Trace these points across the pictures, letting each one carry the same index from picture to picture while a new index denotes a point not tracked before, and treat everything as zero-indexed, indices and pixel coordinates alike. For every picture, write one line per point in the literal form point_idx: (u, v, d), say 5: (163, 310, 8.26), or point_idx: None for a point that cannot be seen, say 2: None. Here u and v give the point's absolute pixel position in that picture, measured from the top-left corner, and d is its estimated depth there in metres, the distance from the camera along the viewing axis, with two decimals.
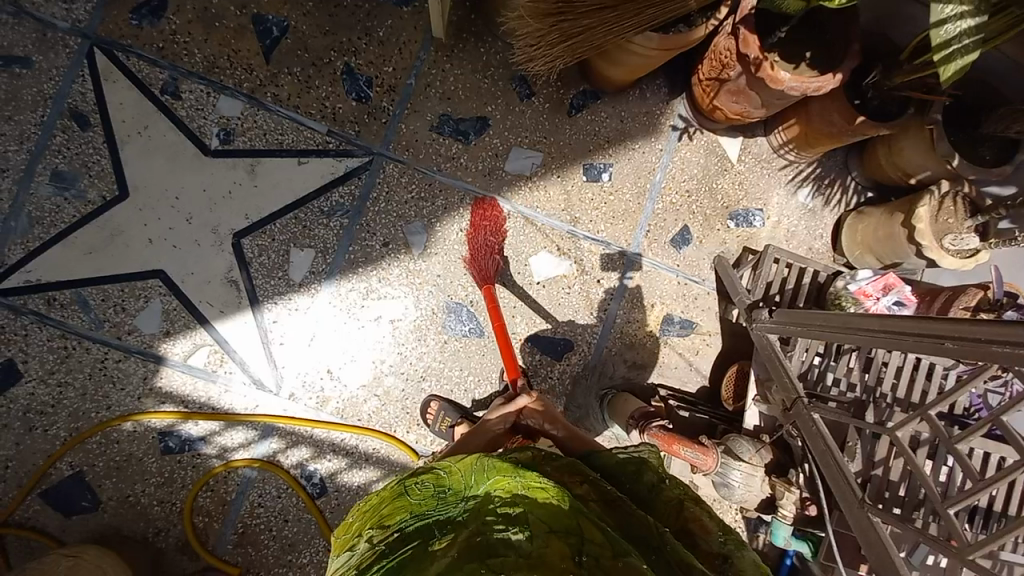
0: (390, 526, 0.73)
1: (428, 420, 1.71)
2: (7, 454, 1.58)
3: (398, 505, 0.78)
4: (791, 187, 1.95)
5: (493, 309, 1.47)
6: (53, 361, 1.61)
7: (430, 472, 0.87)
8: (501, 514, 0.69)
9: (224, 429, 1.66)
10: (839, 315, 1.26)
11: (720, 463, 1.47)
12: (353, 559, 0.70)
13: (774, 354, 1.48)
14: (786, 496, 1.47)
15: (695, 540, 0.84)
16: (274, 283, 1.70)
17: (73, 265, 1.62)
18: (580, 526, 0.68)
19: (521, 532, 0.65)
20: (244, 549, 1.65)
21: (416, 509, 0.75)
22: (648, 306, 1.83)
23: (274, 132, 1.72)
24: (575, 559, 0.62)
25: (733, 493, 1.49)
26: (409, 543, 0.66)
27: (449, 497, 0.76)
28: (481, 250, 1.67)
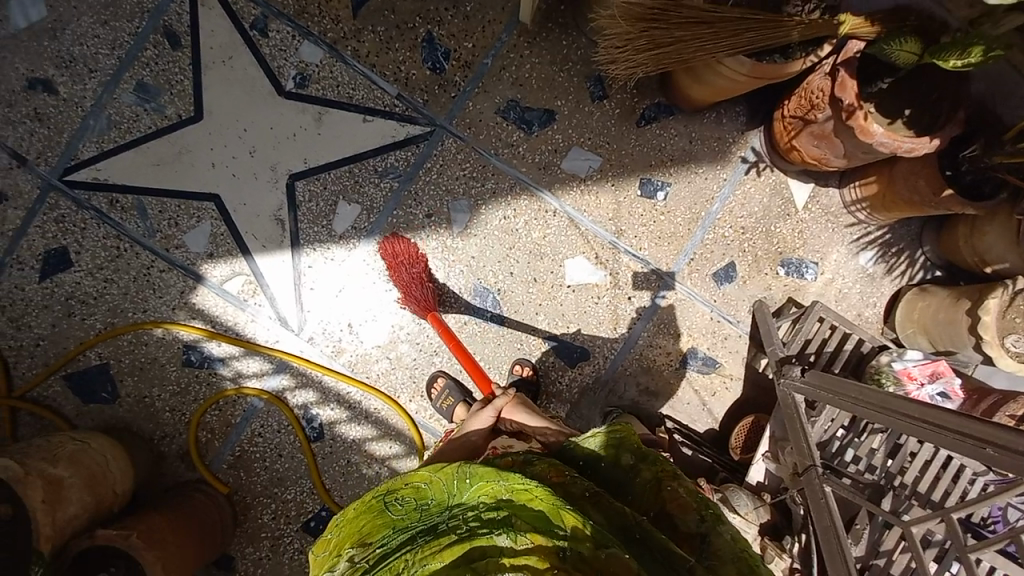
0: (371, 543, 0.74)
1: (432, 395, 1.74)
2: (43, 332, 1.71)
3: (379, 523, 0.79)
4: (854, 247, 1.84)
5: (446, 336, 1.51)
6: (104, 258, 1.72)
7: (411, 484, 0.88)
8: (482, 518, 0.69)
9: (242, 356, 1.74)
10: (877, 392, 1.18)
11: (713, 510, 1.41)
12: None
13: (797, 416, 1.38)
14: (775, 562, 1.41)
15: (673, 523, 0.81)
16: (317, 230, 1.75)
17: (141, 173, 1.72)
18: (564, 518, 0.68)
19: (503, 529, 0.65)
20: (236, 472, 1.73)
21: (398, 525, 0.76)
22: (674, 334, 1.78)
23: (347, 86, 1.76)
24: (558, 552, 0.62)
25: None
26: (389, 557, 0.67)
27: (432, 510, 0.78)
28: (409, 284, 1.60)
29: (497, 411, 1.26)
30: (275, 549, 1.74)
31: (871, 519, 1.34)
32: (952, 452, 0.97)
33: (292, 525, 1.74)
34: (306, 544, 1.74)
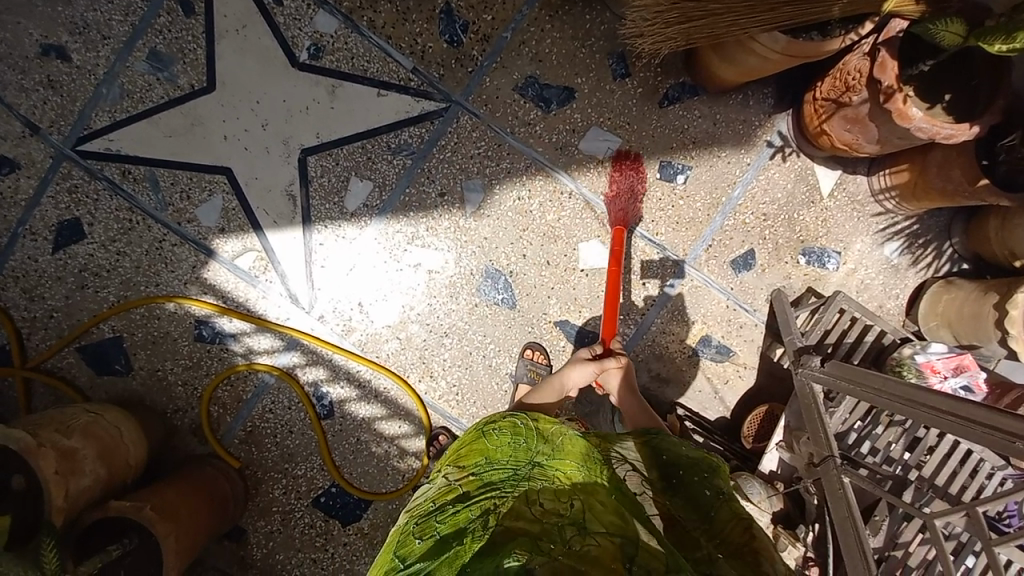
0: (469, 469, 0.86)
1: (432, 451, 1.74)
2: (58, 304, 1.72)
3: (476, 449, 0.92)
4: (878, 237, 1.79)
5: (615, 253, 1.53)
6: (117, 230, 1.72)
7: (510, 423, 0.99)
8: (564, 494, 0.74)
9: (253, 332, 1.74)
10: (904, 383, 1.13)
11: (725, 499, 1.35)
12: (435, 494, 0.84)
13: (815, 406, 1.34)
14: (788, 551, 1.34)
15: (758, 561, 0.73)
16: (328, 207, 1.73)
17: (153, 144, 1.70)
18: (639, 533, 0.69)
19: (574, 519, 0.69)
20: (247, 447, 1.75)
21: (491, 461, 0.86)
22: (689, 322, 1.75)
23: (361, 58, 1.71)
24: (625, 564, 0.61)
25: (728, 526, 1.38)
26: (478, 497, 0.76)
27: (524, 458, 0.86)
28: (624, 193, 1.73)
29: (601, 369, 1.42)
30: (285, 523, 1.76)
31: (891, 511, 1.31)
32: (982, 446, 0.94)
33: (301, 500, 1.76)
34: (316, 519, 1.76)
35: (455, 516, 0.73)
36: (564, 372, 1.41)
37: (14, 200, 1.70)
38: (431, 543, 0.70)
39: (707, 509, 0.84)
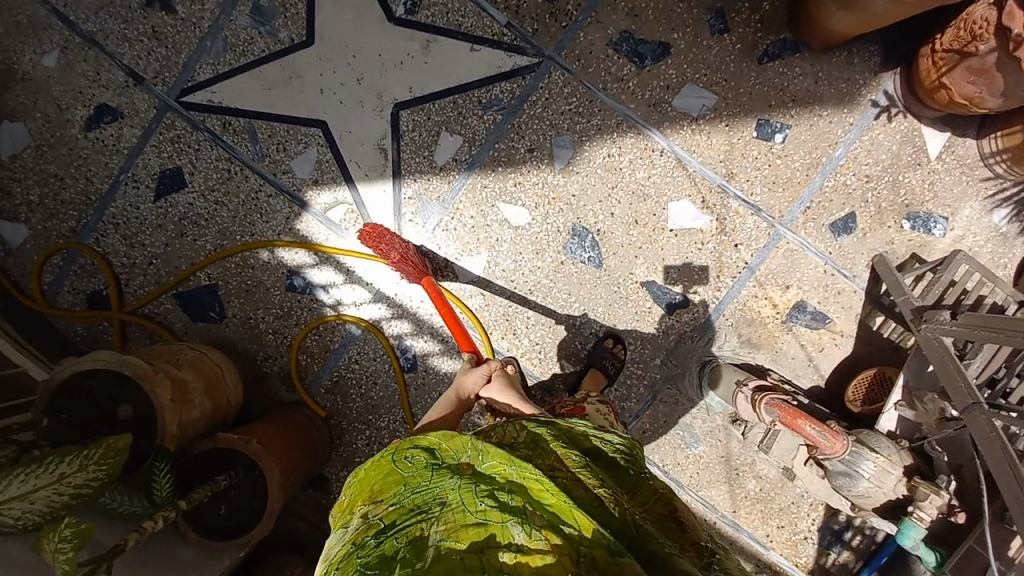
0: (385, 500, 0.75)
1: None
2: (158, 251, 1.79)
3: (388, 479, 0.79)
4: (988, 203, 1.68)
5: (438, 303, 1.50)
6: (215, 180, 1.77)
7: (422, 443, 0.85)
8: (495, 499, 0.70)
9: (342, 284, 1.77)
10: None
11: (851, 450, 1.28)
12: (351, 533, 0.73)
13: (950, 358, 1.26)
14: (929, 498, 1.25)
15: (683, 527, 0.84)
16: (418, 161, 1.74)
17: (253, 96, 1.75)
18: (576, 519, 0.68)
19: (519, 521, 0.66)
20: (334, 397, 1.79)
21: (410, 485, 0.76)
22: (782, 286, 1.69)
23: (456, 13, 1.71)
24: (572, 558, 0.63)
25: (856, 487, 1.29)
26: (403, 524, 0.69)
27: (443, 474, 0.77)
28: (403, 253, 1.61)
29: (491, 373, 1.35)
30: None
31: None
32: None
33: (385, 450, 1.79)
34: None
35: (380, 551, 0.65)
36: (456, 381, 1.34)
37: (116, 148, 1.77)
38: None
39: (631, 486, 0.90)
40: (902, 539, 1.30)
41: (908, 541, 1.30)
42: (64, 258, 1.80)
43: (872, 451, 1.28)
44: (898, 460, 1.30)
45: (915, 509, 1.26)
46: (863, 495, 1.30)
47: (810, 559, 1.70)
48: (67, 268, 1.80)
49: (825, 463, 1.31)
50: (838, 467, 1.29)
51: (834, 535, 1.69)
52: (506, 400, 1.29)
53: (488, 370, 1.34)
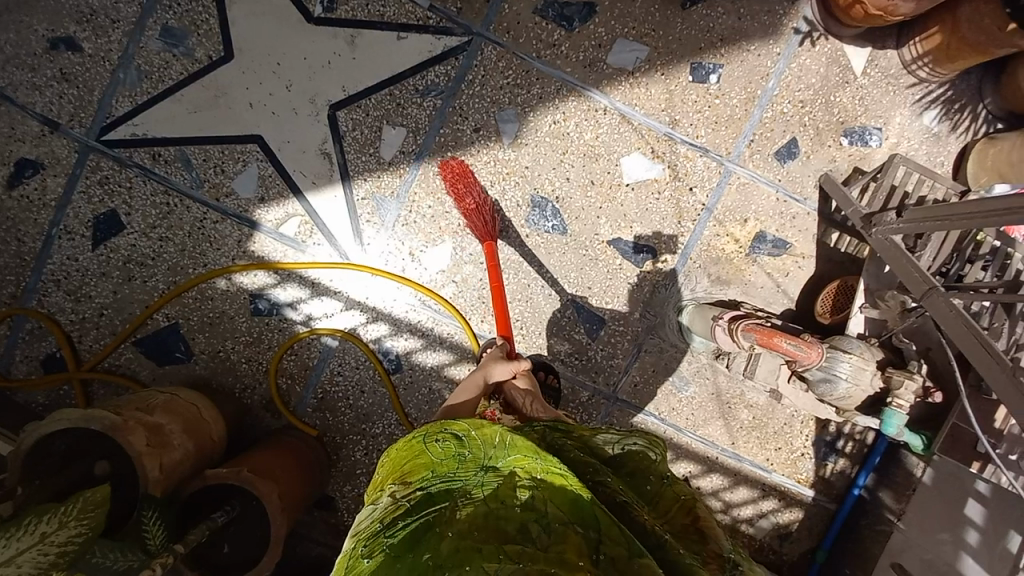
0: (413, 483, 0.77)
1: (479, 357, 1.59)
2: (107, 301, 1.70)
3: (419, 462, 0.81)
4: (916, 108, 1.76)
5: (493, 269, 1.54)
6: (155, 217, 1.69)
7: (452, 428, 0.87)
8: (518, 491, 0.70)
9: (310, 298, 1.73)
10: (1001, 196, 1.09)
11: (826, 356, 1.34)
12: (377, 517, 0.74)
13: (903, 255, 1.32)
14: (905, 386, 1.31)
15: (705, 536, 0.76)
16: (365, 159, 1.71)
17: (179, 122, 1.69)
18: (598, 519, 0.66)
19: (539, 517, 0.65)
20: (322, 415, 1.75)
21: (438, 470, 0.77)
22: (741, 221, 1.74)
23: (376, 3, 1.68)
24: (590, 557, 0.60)
25: (836, 390, 1.34)
26: (428, 509, 0.70)
27: (469, 462, 0.77)
28: (482, 205, 1.64)
29: (515, 372, 1.32)
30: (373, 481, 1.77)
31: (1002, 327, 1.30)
32: None
33: None
34: None
35: (406, 531, 0.67)
36: (484, 366, 1.32)
37: (44, 201, 1.68)
38: (380, 565, 0.63)
39: (651, 494, 0.85)
40: (887, 429, 1.35)
41: (892, 430, 1.34)
42: (9, 328, 1.70)
43: (846, 353, 1.33)
44: (870, 355, 1.36)
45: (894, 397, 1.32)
46: (844, 397, 1.35)
47: (811, 474, 1.78)
48: (13, 336, 1.70)
49: (806, 375, 1.37)
50: (816, 375, 1.35)
51: (829, 447, 1.77)
52: (527, 400, 1.25)
53: (513, 367, 1.32)
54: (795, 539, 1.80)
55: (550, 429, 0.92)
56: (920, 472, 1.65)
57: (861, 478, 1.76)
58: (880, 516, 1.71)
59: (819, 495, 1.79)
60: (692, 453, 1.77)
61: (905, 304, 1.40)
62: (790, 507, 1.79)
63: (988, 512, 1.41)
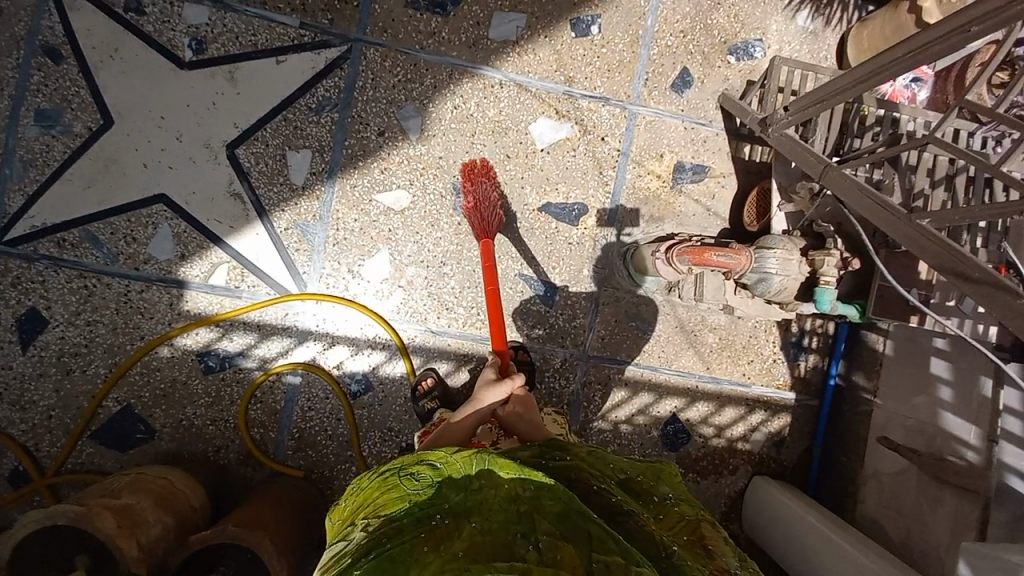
0: (388, 514, 0.76)
1: (417, 397, 1.65)
2: (51, 402, 1.61)
3: (392, 493, 0.81)
4: (788, 12, 1.85)
5: (489, 270, 1.47)
6: (77, 303, 1.61)
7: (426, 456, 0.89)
8: (503, 507, 0.69)
9: (260, 342, 1.68)
10: (860, 65, 1.18)
11: (755, 257, 1.41)
12: (352, 549, 0.71)
13: (796, 145, 1.41)
14: (826, 264, 1.38)
15: (710, 551, 0.77)
16: (278, 190, 1.67)
17: (74, 201, 1.61)
18: (586, 526, 0.65)
19: (525, 529, 0.64)
20: (303, 453, 1.70)
21: (413, 499, 0.77)
22: (657, 156, 1.79)
23: (247, 34, 1.66)
24: (583, 564, 0.60)
25: (773, 286, 1.41)
26: (404, 532, 0.68)
27: (446, 486, 0.77)
28: (482, 201, 1.59)
29: (512, 392, 1.25)
30: None
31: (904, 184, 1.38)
32: (947, 57, 1.00)
33: None
34: None
35: (380, 556, 0.65)
36: (477, 397, 1.25)
37: None
38: None
39: (657, 509, 0.86)
40: (822, 306, 1.42)
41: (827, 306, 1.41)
42: None
43: (770, 249, 1.39)
44: (793, 246, 1.42)
45: (822, 275, 1.39)
46: (782, 291, 1.41)
47: (786, 376, 1.84)
48: None
49: (743, 281, 1.44)
50: (752, 277, 1.41)
51: (796, 346, 1.84)
52: (528, 426, 1.22)
53: (509, 388, 1.25)
54: (790, 442, 1.86)
55: (544, 452, 0.93)
56: (880, 345, 1.73)
57: (833, 367, 1.83)
58: (856, 395, 1.79)
59: (800, 395, 1.86)
60: (672, 387, 1.81)
61: (812, 190, 1.48)
62: (776, 413, 1.85)
63: (953, 365, 1.48)
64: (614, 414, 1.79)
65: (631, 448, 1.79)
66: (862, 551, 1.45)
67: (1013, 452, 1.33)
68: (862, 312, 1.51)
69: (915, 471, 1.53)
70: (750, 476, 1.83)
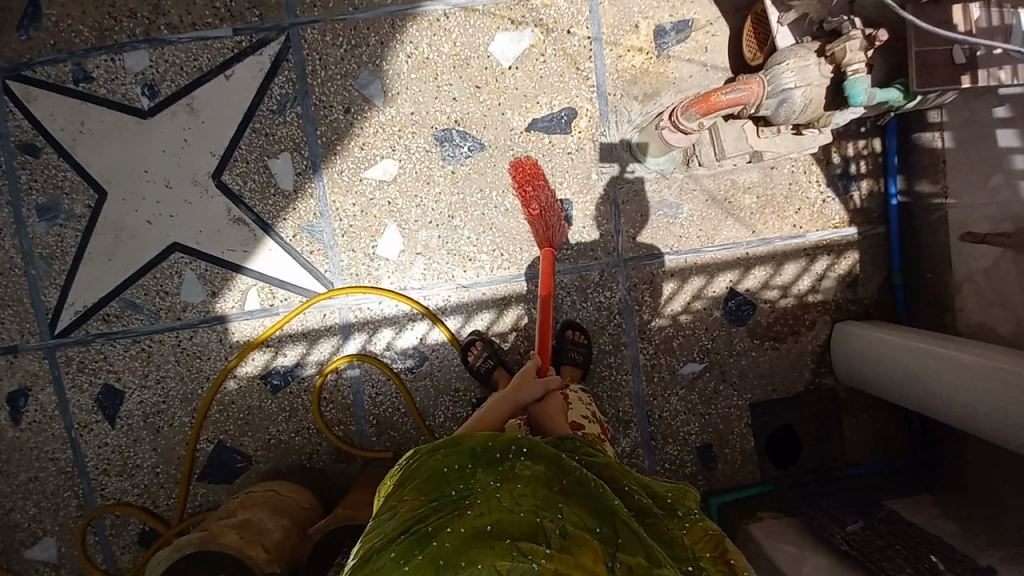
0: (424, 494, 0.84)
1: (469, 360, 1.66)
2: (153, 460, 1.73)
3: (429, 470, 0.88)
4: None
5: (546, 275, 1.48)
6: (141, 366, 1.71)
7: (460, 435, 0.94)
8: (534, 494, 0.78)
9: (311, 348, 1.72)
10: None
11: (767, 79, 1.31)
12: (389, 522, 0.81)
13: None
14: (847, 49, 1.23)
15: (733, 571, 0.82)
16: (273, 201, 1.68)
17: (103, 276, 1.69)
18: (614, 529, 0.75)
19: (551, 521, 0.74)
20: (387, 435, 1.74)
21: (449, 484, 0.84)
22: (632, 28, 1.65)
23: (189, 61, 1.64)
24: (607, 563, 0.69)
25: (797, 102, 1.30)
26: (438, 517, 0.77)
27: (477, 471, 0.85)
28: (546, 208, 1.61)
29: (548, 389, 1.32)
30: None
31: None
32: None
33: None
34: None
35: (417, 538, 0.74)
36: (516, 385, 1.29)
37: (50, 415, 1.71)
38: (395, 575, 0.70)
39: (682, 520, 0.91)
40: (857, 99, 1.25)
41: (863, 95, 1.24)
42: (96, 533, 1.75)
43: (781, 64, 1.29)
44: (805, 50, 1.29)
45: (847, 68, 1.25)
46: (808, 105, 1.30)
47: (840, 212, 1.69)
48: (103, 538, 1.75)
49: (765, 112, 1.35)
50: (771, 104, 1.32)
51: (843, 176, 1.68)
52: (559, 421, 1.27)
53: (547, 385, 1.31)
54: (868, 277, 1.71)
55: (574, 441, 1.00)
56: (936, 141, 1.55)
57: (891, 185, 1.66)
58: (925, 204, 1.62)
59: (864, 225, 1.70)
60: (722, 262, 1.70)
61: None
62: (842, 253, 1.70)
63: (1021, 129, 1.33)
64: (669, 308, 1.71)
65: (700, 336, 1.72)
66: (972, 352, 1.35)
67: None
68: (905, 90, 1.27)
69: (1010, 253, 1.37)
70: (833, 325, 1.71)
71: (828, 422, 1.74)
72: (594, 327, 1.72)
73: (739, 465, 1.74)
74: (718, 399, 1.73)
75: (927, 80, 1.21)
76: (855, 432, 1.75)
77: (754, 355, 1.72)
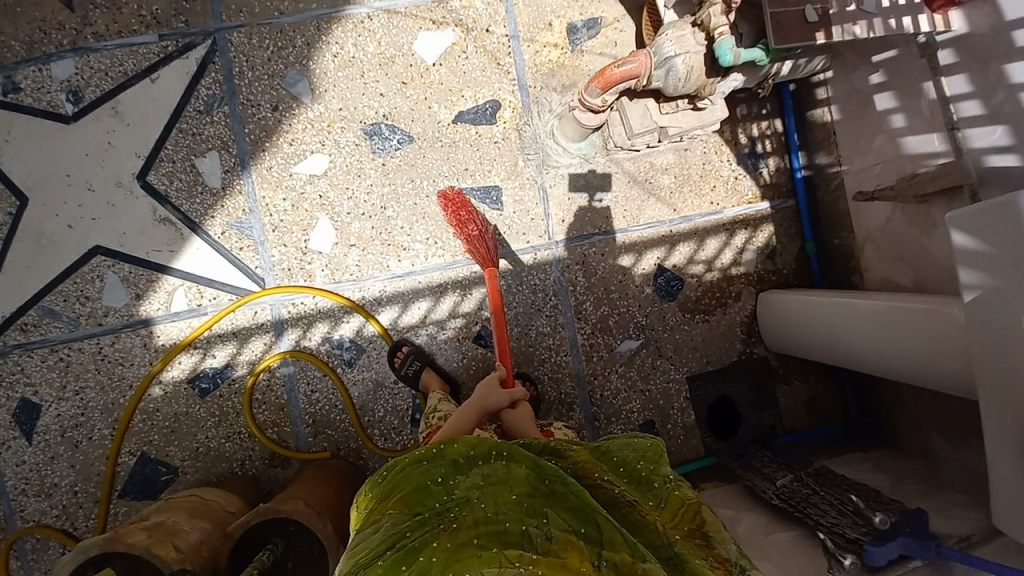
0: (409, 508, 0.80)
1: (396, 365, 1.64)
2: (72, 478, 1.62)
3: (413, 482, 0.85)
4: None
5: (496, 297, 1.45)
6: (60, 377, 1.63)
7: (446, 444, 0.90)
8: (515, 498, 0.75)
9: (241, 347, 1.68)
10: None
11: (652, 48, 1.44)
12: (371, 537, 0.77)
13: None
14: (710, 14, 1.37)
15: (710, 541, 0.79)
16: (200, 199, 1.67)
17: (21, 285, 1.63)
18: (600, 525, 0.71)
19: (537, 524, 0.71)
20: (325, 435, 1.69)
21: (435, 496, 0.81)
22: (547, 26, 1.76)
23: (114, 66, 1.66)
24: (594, 562, 0.66)
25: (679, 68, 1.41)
26: (425, 531, 0.74)
27: (461, 481, 0.82)
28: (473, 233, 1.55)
29: (515, 398, 1.29)
30: None
31: None
32: None
33: (404, 429, 1.71)
34: None
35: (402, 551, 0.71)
36: (481, 397, 1.26)
37: None
38: None
39: (655, 498, 0.88)
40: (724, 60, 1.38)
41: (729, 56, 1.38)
42: (18, 558, 1.61)
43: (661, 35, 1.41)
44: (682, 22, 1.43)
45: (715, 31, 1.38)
46: (691, 71, 1.42)
47: (752, 187, 1.79)
48: (26, 564, 1.61)
49: (654, 82, 1.47)
50: (659, 73, 1.44)
51: (753, 155, 1.79)
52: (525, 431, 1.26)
53: (511, 396, 1.28)
54: (785, 248, 1.80)
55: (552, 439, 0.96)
56: (828, 115, 1.68)
57: (795, 161, 1.77)
58: (827, 176, 1.74)
59: (776, 201, 1.79)
60: (648, 241, 1.76)
61: None
62: (759, 227, 1.79)
63: (896, 91, 1.44)
64: (602, 288, 1.75)
65: (633, 313, 1.75)
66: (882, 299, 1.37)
67: (976, 135, 1.25)
68: (765, 49, 1.42)
69: (900, 208, 1.47)
70: (756, 295, 1.77)
71: (764, 392, 1.78)
72: (529, 309, 1.73)
73: (682, 440, 1.75)
74: (656, 374, 1.75)
75: (782, 39, 1.36)
76: (790, 399, 1.79)
77: (686, 329, 1.76)
